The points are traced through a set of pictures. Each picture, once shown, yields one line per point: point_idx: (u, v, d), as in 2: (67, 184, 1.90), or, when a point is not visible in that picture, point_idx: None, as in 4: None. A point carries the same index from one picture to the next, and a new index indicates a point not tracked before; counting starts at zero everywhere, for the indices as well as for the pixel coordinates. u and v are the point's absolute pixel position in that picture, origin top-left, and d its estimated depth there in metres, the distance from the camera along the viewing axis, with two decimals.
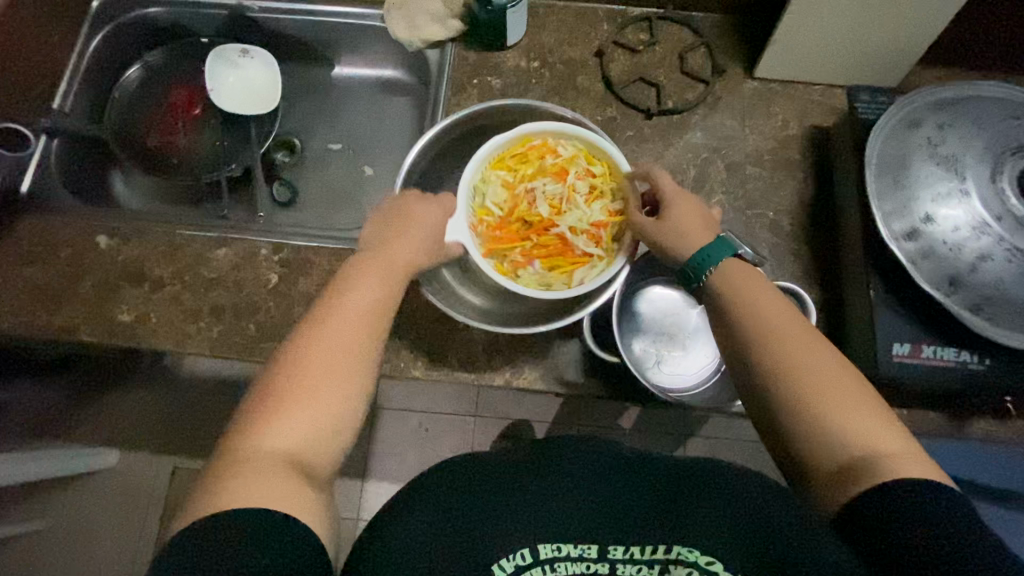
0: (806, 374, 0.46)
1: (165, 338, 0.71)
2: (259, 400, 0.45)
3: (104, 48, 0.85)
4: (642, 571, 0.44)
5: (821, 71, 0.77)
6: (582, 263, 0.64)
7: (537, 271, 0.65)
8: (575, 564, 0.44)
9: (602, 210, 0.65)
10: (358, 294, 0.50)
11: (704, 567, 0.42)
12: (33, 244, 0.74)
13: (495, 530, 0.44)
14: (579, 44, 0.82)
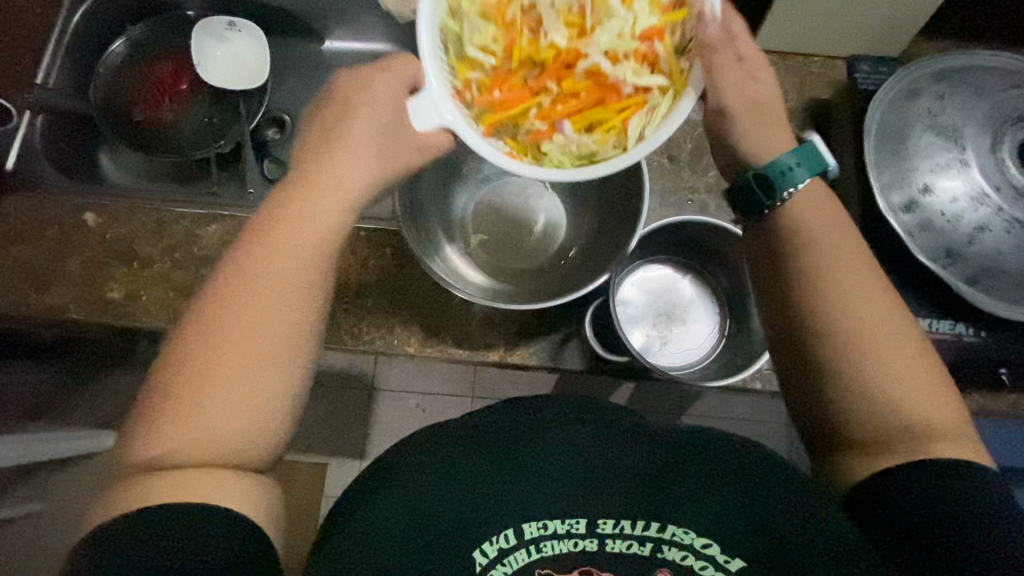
0: (864, 331, 0.44)
1: (156, 315, 0.71)
2: (173, 382, 0.40)
3: (85, 22, 0.83)
4: (633, 548, 0.43)
5: (819, 42, 0.76)
6: (630, 107, 0.47)
7: (573, 133, 0.47)
8: (561, 542, 0.43)
9: (643, 17, 0.47)
10: (291, 242, 0.43)
11: (700, 551, 0.42)
12: (19, 223, 0.73)
13: (488, 507, 0.45)
14: None
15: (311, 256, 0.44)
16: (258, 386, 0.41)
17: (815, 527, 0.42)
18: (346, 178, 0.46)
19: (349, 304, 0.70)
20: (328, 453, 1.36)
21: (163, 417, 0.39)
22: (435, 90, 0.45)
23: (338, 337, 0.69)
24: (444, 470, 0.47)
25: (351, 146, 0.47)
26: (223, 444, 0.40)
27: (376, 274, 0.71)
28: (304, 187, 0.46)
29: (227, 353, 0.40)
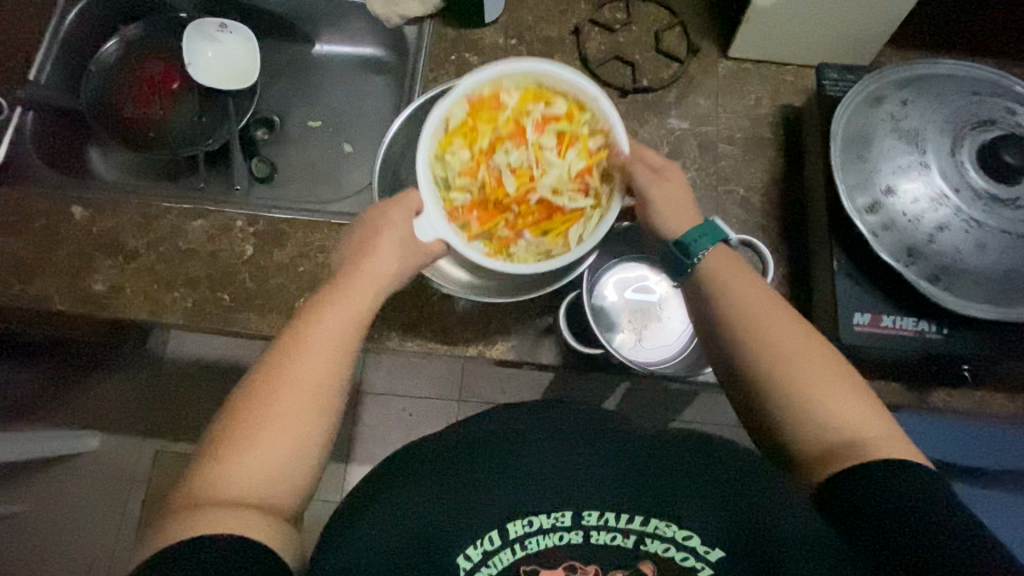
0: (780, 350, 0.50)
1: (139, 308, 0.72)
2: (226, 439, 0.47)
3: (79, 20, 0.84)
4: (618, 538, 0.47)
5: (792, 51, 0.78)
6: (575, 219, 0.61)
7: (532, 243, 0.61)
8: (547, 538, 0.47)
9: (579, 156, 0.61)
10: (341, 316, 0.52)
11: (682, 543, 0.46)
12: (7, 215, 0.74)
13: (484, 515, 0.48)
14: (557, 23, 0.83)
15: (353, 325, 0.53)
16: (292, 446, 0.47)
17: (801, 513, 0.45)
18: (373, 268, 0.56)
19: None
20: None
21: (217, 467, 0.45)
22: (431, 218, 0.57)
23: None
24: (445, 474, 0.50)
25: (387, 240, 0.57)
26: (263, 493, 0.45)
27: None
28: (344, 278, 0.55)
29: (274, 414, 0.48)
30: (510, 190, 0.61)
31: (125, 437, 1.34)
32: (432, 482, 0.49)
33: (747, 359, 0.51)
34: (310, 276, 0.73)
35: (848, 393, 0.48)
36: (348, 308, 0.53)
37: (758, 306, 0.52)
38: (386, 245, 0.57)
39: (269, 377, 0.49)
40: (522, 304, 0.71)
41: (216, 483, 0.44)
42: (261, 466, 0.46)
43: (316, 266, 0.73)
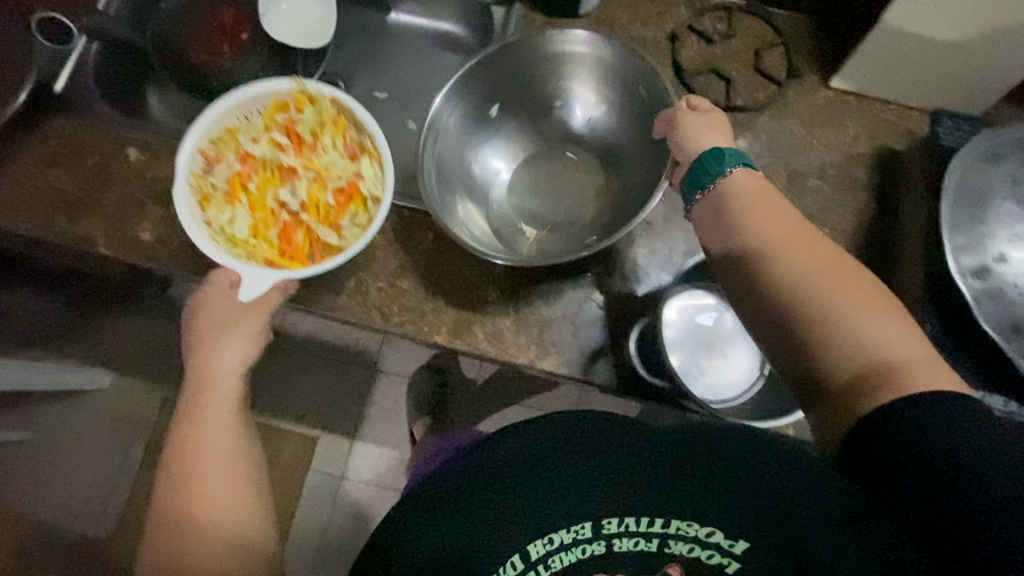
0: (822, 277, 0.47)
1: (185, 265, 0.69)
2: (175, 530, 0.53)
3: None
4: (641, 543, 0.44)
5: (899, 91, 0.73)
6: (350, 208, 0.73)
7: (345, 223, 0.72)
8: (571, 552, 0.45)
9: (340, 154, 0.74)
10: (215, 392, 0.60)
11: (705, 540, 0.44)
12: (61, 148, 0.71)
13: (494, 541, 0.44)
14: (653, 24, 0.78)
15: (233, 392, 0.61)
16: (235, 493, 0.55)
17: (817, 500, 0.42)
18: (221, 348, 0.63)
19: (385, 283, 0.68)
20: (322, 426, 1.35)
21: (189, 546, 0.52)
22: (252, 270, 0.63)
23: (368, 315, 0.68)
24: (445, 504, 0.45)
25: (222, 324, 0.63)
26: (235, 542, 0.53)
27: (415, 254, 0.69)
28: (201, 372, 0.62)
29: (204, 491, 0.54)
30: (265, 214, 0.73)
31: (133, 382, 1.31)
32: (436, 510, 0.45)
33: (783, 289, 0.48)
34: (363, 257, 0.69)
35: (876, 302, 0.47)
36: (220, 380, 0.61)
37: (799, 237, 0.49)
38: (235, 338, 0.63)
39: (184, 465, 0.56)
40: (581, 318, 0.67)
41: (193, 559, 0.51)
42: (225, 506, 0.54)
43: (371, 247, 0.70)
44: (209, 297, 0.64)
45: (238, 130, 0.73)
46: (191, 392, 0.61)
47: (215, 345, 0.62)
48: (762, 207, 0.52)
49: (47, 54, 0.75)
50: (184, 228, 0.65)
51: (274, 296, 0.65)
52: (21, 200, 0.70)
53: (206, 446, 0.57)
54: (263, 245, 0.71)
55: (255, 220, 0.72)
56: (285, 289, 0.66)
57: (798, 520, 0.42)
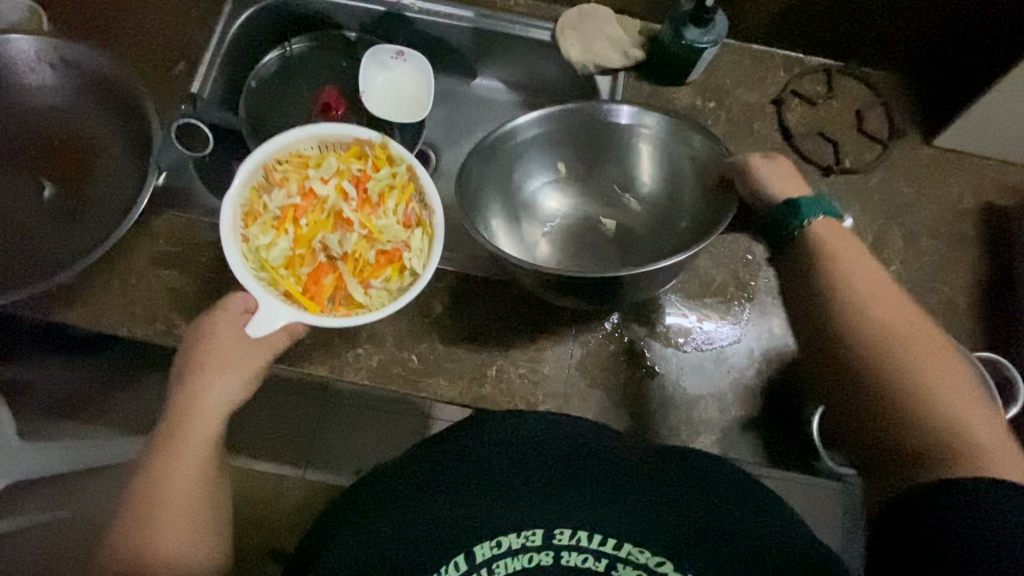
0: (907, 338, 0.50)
1: (318, 363, 0.65)
2: (132, 516, 0.52)
3: (245, 32, 0.78)
4: (592, 561, 0.56)
5: (1001, 148, 0.76)
6: (383, 274, 0.62)
7: (377, 286, 0.62)
8: (518, 559, 0.56)
9: (398, 215, 0.64)
10: (207, 408, 0.56)
11: (652, 567, 0.55)
12: (174, 245, 0.68)
13: (470, 538, 0.56)
14: (756, 89, 0.79)
15: (210, 447, 0.55)
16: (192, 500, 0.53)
17: (748, 527, 0.55)
18: (215, 368, 0.56)
19: (527, 369, 0.67)
20: None
21: (138, 532, 0.51)
22: (268, 304, 0.55)
23: (514, 403, 0.66)
24: (439, 497, 0.58)
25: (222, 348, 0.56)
26: (184, 545, 0.51)
27: (553, 333, 0.69)
28: (189, 387, 0.56)
29: (173, 491, 0.53)
30: (294, 249, 0.62)
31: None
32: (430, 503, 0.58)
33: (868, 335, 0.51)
34: (502, 342, 0.68)
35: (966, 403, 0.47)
36: (202, 426, 0.55)
37: (883, 303, 0.51)
38: (230, 378, 0.56)
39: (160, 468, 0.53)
40: (727, 394, 0.67)
41: (146, 547, 0.50)
42: (179, 515, 0.52)
43: (508, 332, 0.68)
44: (216, 324, 0.57)
45: (310, 161, 0.64)
46: (167, 429, 0.55)
47: (198, 390, 0.56)
48: (864, 273, 0.54)
49: (170, 155, 0.71)
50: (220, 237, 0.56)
51: (279, 339, 0.57)
52: (135, 303, 0.66)
53: (172, 490, 0.52)
54: (288, 280, 0.60)
55: (291, 254, 0.62)
56: (292, 333, 0.58)
57: (731, 541, 0.54)
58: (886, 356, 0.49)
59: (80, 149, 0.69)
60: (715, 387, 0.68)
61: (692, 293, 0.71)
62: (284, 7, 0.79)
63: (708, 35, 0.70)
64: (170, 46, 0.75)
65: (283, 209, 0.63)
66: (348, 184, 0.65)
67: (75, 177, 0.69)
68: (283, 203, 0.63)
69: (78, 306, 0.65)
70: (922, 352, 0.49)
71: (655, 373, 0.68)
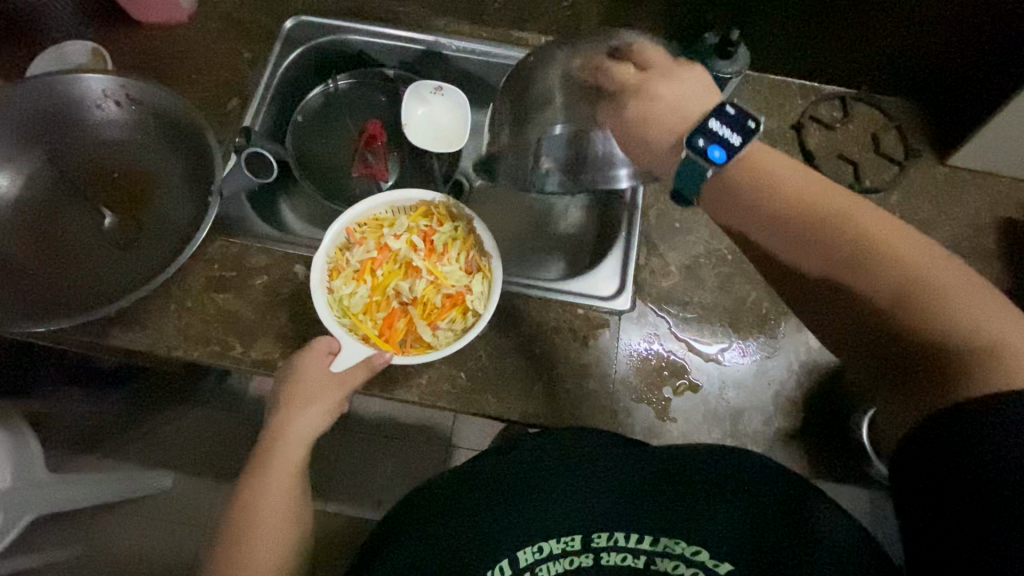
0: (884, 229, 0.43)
1: (371, 382, 0.67)
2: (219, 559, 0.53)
3: (291, 70, 0.83)
4: (628, 559, 0.51)
5: (1011, 165, 0.80)
6: (449, 316, 0.68)
7: (445, 328, 0.67)
8: (558, 563, 0.51)
9: (461, 263, 0.70)
10: (287, 450, 0.58)
11: (691, 558, 0.49)
12: (226, 269, 0.70)
13: (489, 543, 0.51)
14: (775, 115, 0.84)
15: (288, 489, 0.57)
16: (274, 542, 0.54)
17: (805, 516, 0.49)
18: (296, 409, 0.59)
19: (573, 384, 0.69)
20: None
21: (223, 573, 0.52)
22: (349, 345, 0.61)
23: (562, 418, 0.67)
24: (461, 499, 0.54)
25: (300, 389, 0.59)
26: None
27: (596, 350, 0.70)
28: (274, 431, 0.59)
29: (255, 536, 0.54)
30: (370, 298, 0.68)
31: (199, 482, 1.18)
32: (449, 507, 0.54)
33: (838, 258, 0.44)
34: (547, 359, 0.70)
35: (959, 284, 0.40)
36: (292, 448, 0.58)
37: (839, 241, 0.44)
38: (314, 408, 0.59)
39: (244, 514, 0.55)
40: (768, 405, 0.69)
41: None
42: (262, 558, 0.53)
43: (553, 348, 0.70)
44: (301, 359, 0.60)
45: (384, 221, 0.70)
46: (264, 450, 0.58)
47: (290, 414, 0.59)
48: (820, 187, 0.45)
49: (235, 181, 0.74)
50: (308, 289, 0.62)
51: (359, 374, 0.60)
52: (190, 325, 0.68)
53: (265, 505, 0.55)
54: (366, 325, 0.66)
55: (368, 300, 0.68)
56: (371, 366, 0.60)
57: (783, 529, 0.49)
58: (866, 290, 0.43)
59: (138, 180, 0.73)
60: (757, 398, 0.69)
61: (730, 307, 0.74)
62: (329, 47, 0.85)
63: (732, 66, 0.72)
64: (223, 83, 0.80)
65: (362, 262, 0.68)
66: (417, 237, 0.70)
67: (133, 207, 0.72)
68: (362, 257, 0.68)
69: (136, 329, 0.67)
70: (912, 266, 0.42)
71: (697, 385, 0.69)
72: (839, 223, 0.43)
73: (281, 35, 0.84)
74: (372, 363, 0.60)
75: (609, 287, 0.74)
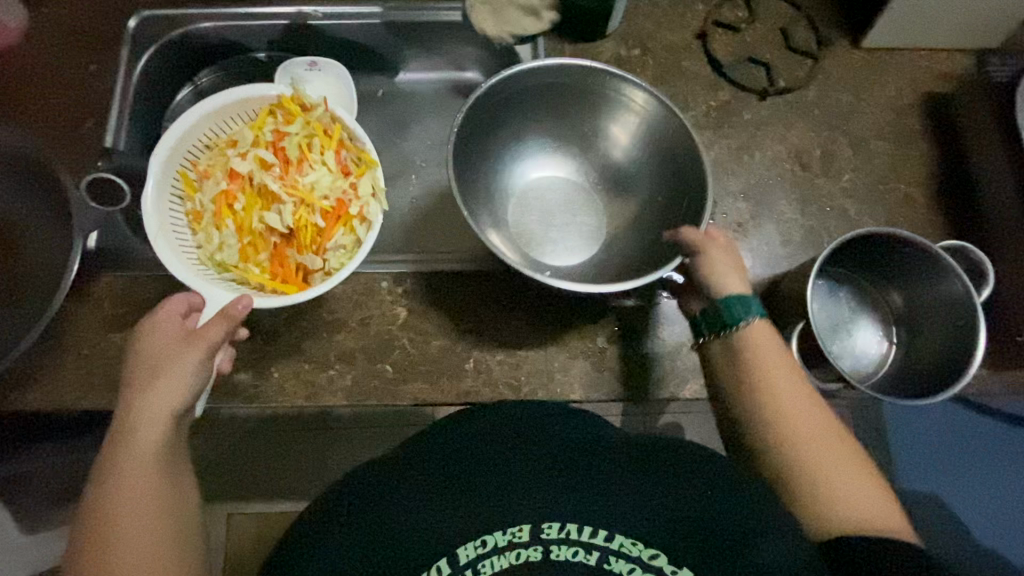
0: (787, 397, 0.50)
1: (294, 393, 0.64)
2: None
3: (149, 75, 0.75)
4: (580, 554, 0.37)
5: (928, 36, 0.75)
6: (340, 231, 0.64)
7: (336, 246, 0.63)
8: (500, 560, 0.37)
9: (335, 161, 0.66)
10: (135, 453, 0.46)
11: (650, 563, 0.37)
12: (117, 305, 0.66)
13: (414, 536, 0.37)
14: (678, 27, 0.78)
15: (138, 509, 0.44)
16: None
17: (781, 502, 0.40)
18: (154, 391, 0.48)
19: (505, 355, 0.66)
20: None
21: None
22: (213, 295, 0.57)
23: (497, 390, 0.65)
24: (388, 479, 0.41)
25: (160, 370, 0.49)
26: None
27: (522, 312, 0.68)
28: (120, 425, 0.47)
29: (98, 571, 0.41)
30: (242, 240, 0.64)
31: None
32: (371, 498, 0.40)
33: (757, 426, 0.50)
34: (474, 333, 0.67)
35: (850, 467, 0.47)
36: (146, 433, 0.47)
37: (783, 392, 0.50)
38: (176, 372, 0.49)
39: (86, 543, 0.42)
40: None
41: None
42: None
43: (478, 320, 0.67)
44: (156, 321, 0.52)
45: (227, 143, 0.66)
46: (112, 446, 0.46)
47: (140, 392, 0.48)
48: (775, 358, 0.52)
49: (92, 215, 0.64)
50: (152, 245, 0.57)
51: (217, 327, 0.51)
52: (91, 371, 0.63)
53: (116, 526, 0.43)
54: (253, 273, 0.63)
55: (241, 245, 0.64)
56: (230, 317, 0.52)
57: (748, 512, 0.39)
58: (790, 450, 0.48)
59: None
60: (696, 331, 0.67)
61: None
62: (183, 40, 0.76)
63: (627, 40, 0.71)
64: (74, 103, 0.73)
65: (216, 201, 0.64)
66: (268, 150, 0.66)
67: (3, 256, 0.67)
68: (214, 195, 0.64)
69: (34, 385, 0.63)
70: (820, 446, 0.48)
71: (632, 330, 0.67)
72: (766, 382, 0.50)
73: (126, 37, 0.75)
74: (230, 313, 0.52)
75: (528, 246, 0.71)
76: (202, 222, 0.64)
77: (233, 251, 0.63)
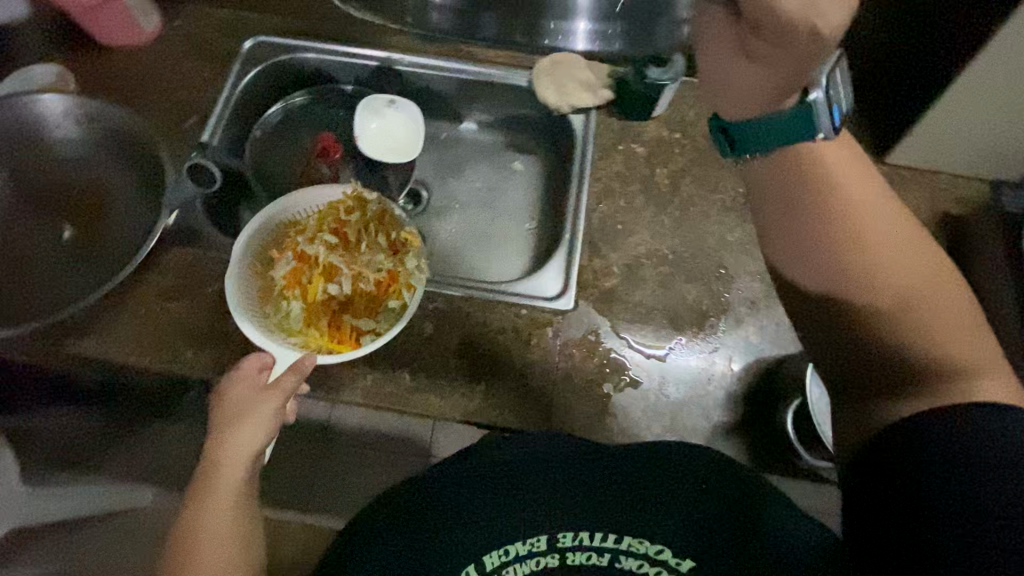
0: (880, 234, 0.45)
1: (316, 384, 0.69)
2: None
3: (250, 88, 0.87)
4: (593, 557, 0.51)
5: (947, 162, 0.82)
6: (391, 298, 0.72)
7: (387, 310, 0.71)
8: (525, 564, 0.52)
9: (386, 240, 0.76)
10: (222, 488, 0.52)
11: (654, 557, 0.50)
12: (179, 277, 0.73)
13: (456, 548, 0.52)
14: None
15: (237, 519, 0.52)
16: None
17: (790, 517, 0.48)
18: (232, 438, 0.54)
19: (516, 383, 0.70)
20: None
21: None
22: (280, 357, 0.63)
23: (504, 416, 0.69)
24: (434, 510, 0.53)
25: (234, 419, 0.54)
26: None
27: (539, 347, 0.72)
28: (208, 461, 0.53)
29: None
30: (305, 310, 0.71)
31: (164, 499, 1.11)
32: (423, 519, 0.53)
33: (845, 280, 0.46)
34: (492, 358, 0.71)
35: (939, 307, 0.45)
36: (229, 474, 0.53)
37: (875, 225, 0.45)
38: (247, 425, 0.54)
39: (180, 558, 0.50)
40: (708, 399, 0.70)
41: None
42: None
43: (496, 347, 0.72)
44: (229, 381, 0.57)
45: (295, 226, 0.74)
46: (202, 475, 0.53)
47: (223, 437, 0.54)
48: (873, 196, 0.46)
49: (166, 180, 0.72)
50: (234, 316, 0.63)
51: (287, 379, 0.56)
52: (142, 332, 0.70)
53: (207, 550, 0.50)
54: (314, 336, 0.69)
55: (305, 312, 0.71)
56: (300, 370, 0.57)
57: (730, 522, 0.50)
58: (882, 306, 0.45)
59: (96, 195, 0.76)
60: (699, 393, 0.70)
61: (673, 305, 0.75)
62: (287, 65, 0.88)
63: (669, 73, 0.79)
64: (183, 101, 0.84)
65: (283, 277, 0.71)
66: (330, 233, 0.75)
67: (92, 218, 0.75)
68: (284, 272, 0.71)
69: (89, 335, 0.69)
70: (924, 290, 0.45)
71: (638, 382, 0.70)
72: (862, 227, 0.45)
73: (240, 56, 0.87)
74: (300, 368, 0.57)
75: (553, 288, 0.76)
76: (272, 296, 0.70)
77: (296, 318, 0.70)
